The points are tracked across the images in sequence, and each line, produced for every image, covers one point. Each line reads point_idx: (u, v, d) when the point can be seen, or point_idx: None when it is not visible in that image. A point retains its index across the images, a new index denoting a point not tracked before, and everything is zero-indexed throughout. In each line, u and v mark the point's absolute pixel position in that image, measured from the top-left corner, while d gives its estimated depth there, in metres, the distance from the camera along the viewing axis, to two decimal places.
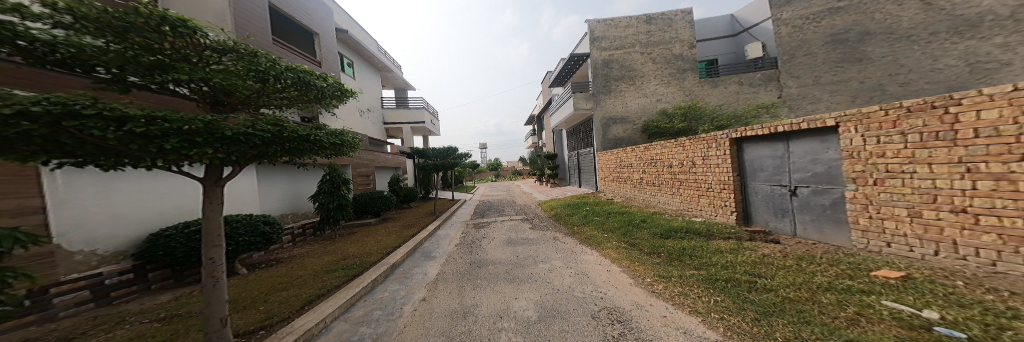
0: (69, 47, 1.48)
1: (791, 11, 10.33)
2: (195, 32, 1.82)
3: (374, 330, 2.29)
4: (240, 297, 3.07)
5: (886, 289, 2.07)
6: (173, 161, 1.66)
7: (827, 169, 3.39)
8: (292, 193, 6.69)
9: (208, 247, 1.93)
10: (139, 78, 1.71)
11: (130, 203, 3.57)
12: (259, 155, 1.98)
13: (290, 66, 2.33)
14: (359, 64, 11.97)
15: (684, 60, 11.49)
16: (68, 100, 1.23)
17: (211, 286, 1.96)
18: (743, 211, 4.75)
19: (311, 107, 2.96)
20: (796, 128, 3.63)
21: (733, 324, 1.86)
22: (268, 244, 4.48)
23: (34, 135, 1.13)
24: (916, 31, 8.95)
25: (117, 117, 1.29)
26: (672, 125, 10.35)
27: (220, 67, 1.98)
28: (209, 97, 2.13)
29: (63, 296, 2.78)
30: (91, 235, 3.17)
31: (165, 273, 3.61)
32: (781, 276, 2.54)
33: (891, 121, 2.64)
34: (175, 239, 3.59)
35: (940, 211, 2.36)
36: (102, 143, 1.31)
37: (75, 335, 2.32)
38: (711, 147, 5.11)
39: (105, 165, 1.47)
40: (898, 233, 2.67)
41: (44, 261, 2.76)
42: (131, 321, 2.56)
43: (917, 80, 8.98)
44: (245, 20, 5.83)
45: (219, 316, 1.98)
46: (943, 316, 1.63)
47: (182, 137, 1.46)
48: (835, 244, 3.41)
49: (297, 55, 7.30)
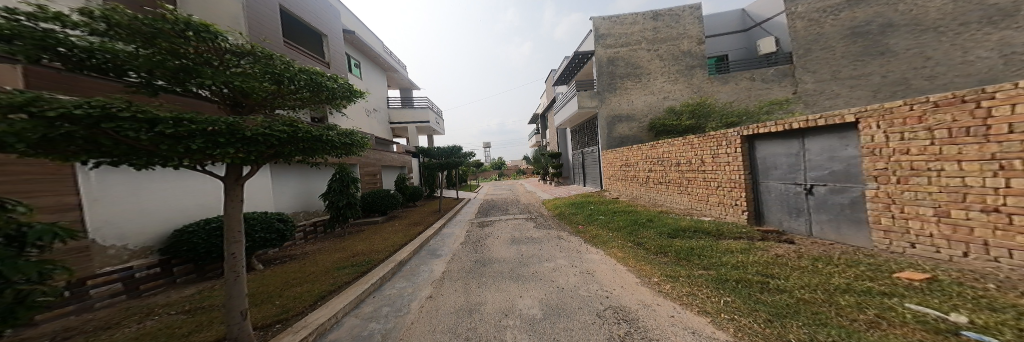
0: (104, 52, 1.56)
1: (807, 4, 9.97)
2: (217, 37, 1.93)
3: (383, 326, 2.35)
4: (257, 292, 3.20)
5: (909, 291, 1.99)
6: (198, 160, 1.74)
7: (845, 167, 3.28)
8: (303, 191, 6.88)
9: (230, 243, 2.02)
10: (165, 82, 1.80)
11: (156, 200, 3.74)
12: (275, 154, 2.06)
13: (303, 69, 2.46)
14: (365, 65, 12.18)
15: (693, 56, 11.24)
16: (104, 102, 1.30)
17: (231, 280, 2.05)
18: (755, 211, 4.62)
19: (323, 109, 3.04)
20: (811, 125, 3.51)
21: (744, 325, 1.83)
22: (282, 240, 4.65)
23: (76, 136, 1.21)
24: (943, 22, 8.52)
25: (148, 119, 1.36)
26: (679, 122, 10.19)
27: (239, 71, 2.09)
28: (229, 99, 2.22)
29: (97, 288, 2.94)
30: (122, 231, 3.35)
31: (188, 268, 3.78)
32: (795, 277, 2.46)
33: (916, 117, 2.53)
34: (197, 236, 3.76)
35: (969, 211, 2.25)
36: (135, 143, 1.39)
37: (109, 325, 2.45)
38: (721, 145, 4.99)
39: (137, 164, 1.55)
40: (923, 234, 2.57)
41: (80, 254, 2.93)
42: (159, 313, 2.69)
43: (944, 73, 8.55)
44: (258, 24, 6.04)
45: (239, 309, 2.06)
46: (972, 320, 1.56)
47: (207, 138, 1.54)
48: (854, 244, 3.29)
49: (305, 56, 7.48)
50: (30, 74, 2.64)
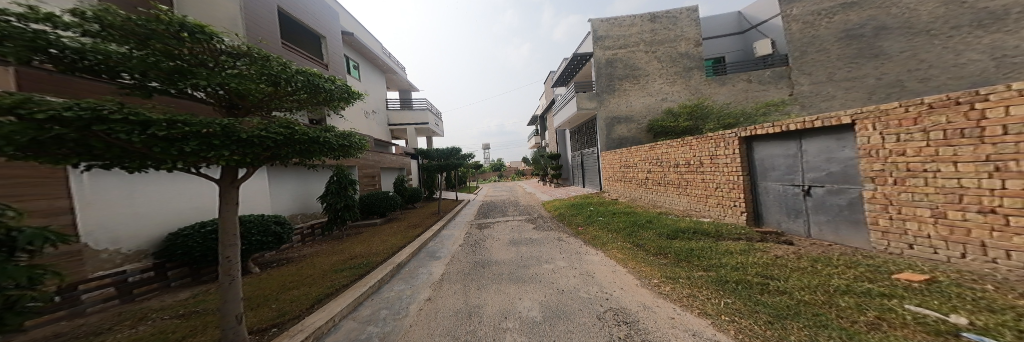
0: (96, 53, 1.55)
1: (802, 7, 10.07)
2: (212, 37, 1.91)
3: (381, 328, 2.32)
4: (254, 295, 3.16)
5: (909, 292, 1.99)
6: (193, 162, 1.72)
7: (842, 168, 3.30)
8: (301, 193, 6.84)
9: (224, 246, 1.99)
10: (160, 83, 1.78)
11: (150, 203, 3.70)
12: (272, 156, 2.03)
13: (301, 70, 2.45)
14: (364, 67, 12.17)
15: (690, 58, 11.31)
16: (96, 105, 1.29)
17: (226, 283, 2.02)
18: (754, 212, 4.64)
19: (321, 110, 3.03)
20: (808, 126, 3.53)
21: (745, 327, 1.82)
22: (279, 243, 4.60)
23: (66, 138, 1.18)
24: (935, 26, 8.63)
25: (141, 121, 1.34)
26: (677, 124, 10.24)
27: (235, 72, 2.07)
28: (225, 101, 2.20)
29: (90, 293, 2.89)
30: (115, 234, 3.30)
31: (183, 271, 3.72)
32: (794, 278, 2.47)
33: (912, 118, 2.54)
34: (192, 239, 3.71)
35: (967, 212, 2.26)
36: (128, 146, 1.36)
37: (101, 330, 2.41)
38: (719, 146, 5.01)
39: (130, 167, 1.53)
40: (921, 235, 2.57)
41: (71, 259, 2.88)
42: (152, 317, 2.65)
43: (937, 75, 8.66)
44: (255, 25, 6.01)
45: (234, 313, 2.03)
46: (973, 321, 1.56)
47: (201, 139, 1.52)
48: (852, 245, 3.30)
49: (303, 58, 7.46)
50: (22, 76, 2.62)
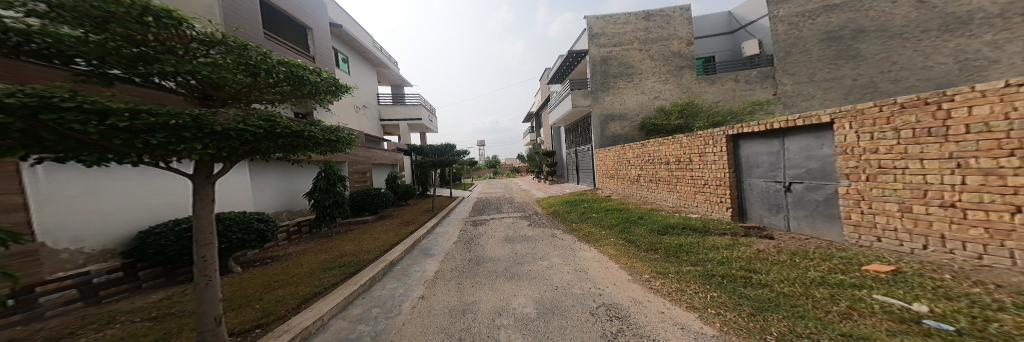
0: (45, 36, 1.42)
1: (789, 9, 10.32)
2: (180, 23, 1.79)
3: (372, 328, 2.27)
4: (234, 296, 3.03)
5: (877, 283, 2.11)
6: (161, 157, 1.59)
7: (821, 165, 3.42)
8: (286, 191, 6.60)
9: (200, 245, 1.88)
10: (120, 70, 1.66)
11: (118, 199, 3.49)
12: (251, 151, 1.92)
13: (282, 61, 2.33)
14: (354, 59, 11.78)
15: (682, 57, 11.49)
16: (44, 92, 1.19)
17: (203, 285, 1.91)
18: (738, 208, 4.78)
19: (305, 103, 2.91)
20: (791, 124, 3.63)
21: (729, 320, 1.88)
22: (263, 241, 4.43)
23: (9, 128, 1.07)
24: (908, 29, 9.06)
25: (98, 111, 1.23)
26: (668, 122, 10.48)
27: (208, 61, 1.96)
28: (197, 91, 2.08)
29: (49, 295, 2.71)
30: (78, 233, 3.10)
31: (156, 272, 3.54)
32: (776, 271, 2.56)
33: (885, 118, 2.65)
34: (165, 237, 3.52)
35: (930, 206, 2.39)
36: (83, 137, 1.25)
37: (63, 334, 2.26)
38: (708, 144, 5.11)
39: (88, 161, 1.40)
40: (889, 228, 2.72)
41: (28, 259, 2.68)
42: (122, 320, 2.51)
43: (907, 77, 9.17)
44: (233, 13, 5.68)
45: (212, 314, 1.93)
46: (932, 308, 1.66)
47: (169, 131, 1.41)
48: (827, 239, 3.47)
49: (287, 48, 7.12)
50: None
